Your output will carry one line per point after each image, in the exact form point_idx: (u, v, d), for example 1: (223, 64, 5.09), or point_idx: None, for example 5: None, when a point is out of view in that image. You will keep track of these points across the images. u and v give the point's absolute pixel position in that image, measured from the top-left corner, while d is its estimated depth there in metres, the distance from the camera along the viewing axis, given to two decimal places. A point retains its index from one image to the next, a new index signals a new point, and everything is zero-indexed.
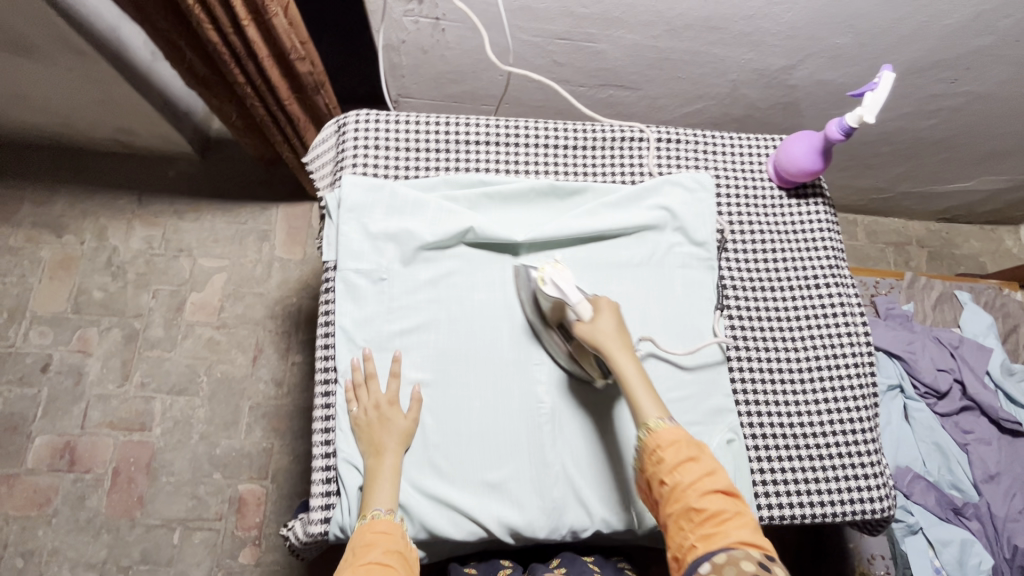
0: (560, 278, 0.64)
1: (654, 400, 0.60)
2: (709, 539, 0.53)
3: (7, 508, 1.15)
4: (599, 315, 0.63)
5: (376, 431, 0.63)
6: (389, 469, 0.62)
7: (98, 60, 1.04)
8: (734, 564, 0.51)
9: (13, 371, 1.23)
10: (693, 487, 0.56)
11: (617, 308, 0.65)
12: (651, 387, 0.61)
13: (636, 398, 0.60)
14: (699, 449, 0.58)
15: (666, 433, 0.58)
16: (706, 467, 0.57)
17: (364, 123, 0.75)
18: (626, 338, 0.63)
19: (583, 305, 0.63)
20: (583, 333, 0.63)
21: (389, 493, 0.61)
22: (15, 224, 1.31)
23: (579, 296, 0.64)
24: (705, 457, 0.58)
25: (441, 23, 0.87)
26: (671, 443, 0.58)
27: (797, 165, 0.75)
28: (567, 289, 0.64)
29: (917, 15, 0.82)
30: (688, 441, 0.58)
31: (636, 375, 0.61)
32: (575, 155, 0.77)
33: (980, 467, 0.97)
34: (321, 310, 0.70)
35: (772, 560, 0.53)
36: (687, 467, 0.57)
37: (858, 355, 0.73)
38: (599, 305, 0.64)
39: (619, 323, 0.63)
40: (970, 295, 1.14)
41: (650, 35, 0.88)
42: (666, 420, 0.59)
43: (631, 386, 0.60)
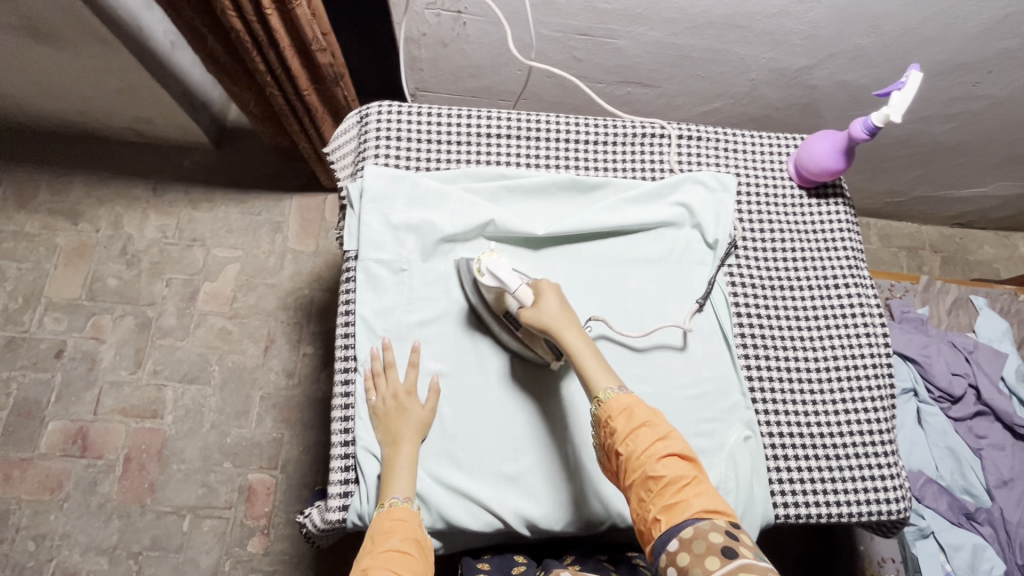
0: (496, 265, 0.64)
1: (604, 371, 0.59)
2: (672, 510, 0.52)
3: (20, 492, 1.15)
4: (541, 297, 0.63)
5: (395, 421, 0.63)
6: (406, 460, 0.62)
7: (118, 47, 1.05)
8: (702, 537, 0.49)
9: (28, 357, 1.23)
10: (648, 455, 0.54)
11: (558, 288, 0.65)
12: (603, 359, 0.61)
13: (587, 373, 0.59)
14: (651, 414, 0.56)
15: (618, 402, 0.57)
16: (661, 432, 0.55)
17: (386, 114, 0.75)
18: (573, 316, 0.63)
19: (523, 290, 0.63)
20: (528, 320, 0.62)
21: (407, 480, 0.61)
22: (32, 211, 1.32)
23: (518, 282, 0.63)
24: (658, 422, 0.56)
25: (462, 17, 0.87)
26: (623, 410, 0.56)
27: (818, 163, 0.74)
28: (505, 277, 0.63)
29: (942, 16, 0.82)
30: (639, 407, 0.56)
31: (587, 349, 0.60)
32: (596, 150, 0.78)
33: (993, 473, 0.97)
34: (341, 298, 0.70)
35: (739, 528, 0.51)
36: (641, 434, 0.55)
37: (876, 355, 0.73)
38: (541, 288, 0.63)
39: (562, 302, 0.63)
40: (986, 300, 1.14)
41: (671, 32, 0.88)
42: (618, 388, 0.58)
43: (581, 362, 0.59)
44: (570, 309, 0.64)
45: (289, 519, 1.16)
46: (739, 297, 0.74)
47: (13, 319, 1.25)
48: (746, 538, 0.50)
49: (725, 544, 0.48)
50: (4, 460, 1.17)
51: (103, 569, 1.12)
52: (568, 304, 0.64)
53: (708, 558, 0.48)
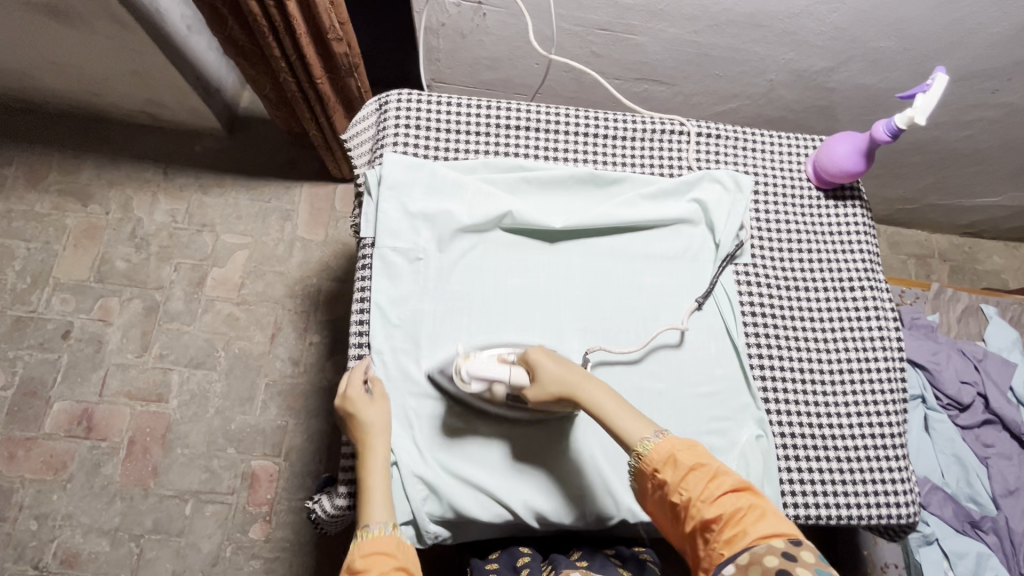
0: (477, 365, 0.61)
1: (635, 419, 0.58)
2: (731, 545, 0.49)
3: (23, 471, 1.16)
4: (538, 372, 0.60)
5: (361, 431, 0.61)
6: (377, 464, 0.60)
7: (136, 29, 1.05)
8: (758, 562, 0.47)
9: (35, 337, 1.23)
10: (701, 497, 0.52)
11: (547, 349, 0.63)
12: (626, 404, 0.59)
13: (617, 426, 0.58)
14: (697, 453, 0.55)
15: (660, 449, 0.55)
16: (710, 470, 0.53)
17: (406, 101, 0.75)
18: (576, 368, 0.61)
19: (515, 371, 0.61)
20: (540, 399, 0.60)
21: (383, 504, 0.58)
22: (42, 191, 1.32)
23: (506, 368, 0.61)
24: (706, 460, 0.54)
25: (483, 8, 0.87)
26: (668, 457, 0.55)
27: (837, 164, 0.74)
28: (490, 370, 0.61)
29: (968, 21, 0.81)
30: (681, 450, 0.55)
31: (607, 399, 0.59)
32: (615, 145, 0.77)
33: (1000, 482, 0.97)
34: (356, 286, 0.70)
35: (801, 546, 0.48)
36: (690, 477, 0.53)
37: (889, 359, 0.73)
38: (533, 361, 0.61)
39: (561, 363, 0.61)
40: (996, 309, 1.14)
41: (691, 30, 0.87)
42: (653, 433, 0.57)
43: (608, 417, 0.58)
44: (571, 361, 0.62)
45: (292, 506, 1.16)
46: (755, 297, 0.74)
47: (21, 298, 1.25)
48: (807, 555, 0.47)
49: (781, 567, 0.46)
50: (9, 439, 1.17)
51: (104, 550, 1.12)
52: (567, 358, 0.63)
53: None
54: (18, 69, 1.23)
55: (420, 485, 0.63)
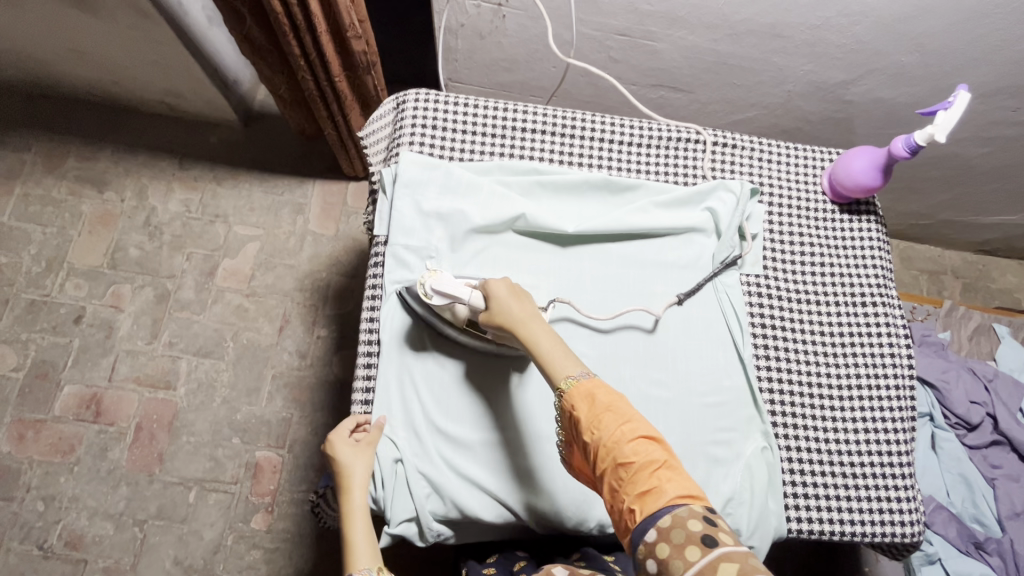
0: (441, 282, 0.63)
1: (566, 357, 0.56)
2: (645, 498, 0.47)
3: (32, 452, 1.17)
4: (491, 304, 0.60)
5: (342, 477, 0.61)
6: (360, 509, 0.60)
7: (157, 20, 1.06)
8: (680, 526, 0.45)
9: (47, 320, 1.25)
10: (614, 441, 0.50)
11: (507, 281, 0.61)
12: (561, 344, 0.57)
13: (549, 364, 0.55)
14: (613, 397, 0.52)
15: (581, 388, 0.53)
16: (624, 415, 0.51)
17: (423, 101, 0.75)
18: (527, 301, 0.60)
19: (474, 295, 0.62)
20: (488, 325, 0.60)
21: (366, 550, 0.58)
22: (59, 176, 1.33)
23: (467, 290, 0.62)
24: (621, 405, 0.52)
25: (503, 10, 0.87)
26: (587, 395, 0.53)
27: (853, 179, 0.74)
28: (450, 288, 0.62)
29: (992, 38, 0.81)
30: (600, 390, 0.52)
31: (543, 339, 0.57)
32: (630, 151, 0.77)
33: (1006, 504, 0.95)
34: (368, 283, 0.71)
35: (716, 510, 0.47)
36: (604, 419, 0.51)
37: (899, 376, 0.72)
38: (489, 291, 0.60)
39: (512, 299, 0.59)
40: (1009, 329, 1.13)
41: (711, 38, 0.87)
42: (579, 373, 0.54)
43: (541, 354, 0.56)
44: (525, 295, 0.61)
45: (293, 498, 1.17)
46: (764, 308, 0.74)
47: (35, 281, 1.27)
48: (723, 521, 0.47)
49: (705, 532, 0.44)
50: (19, 420, 1.19)
51: (108, 534, 1.13)
52: (523, 293, 0.61)
53: (689, 548, 0.44)
54: (40, 55, 1.24)
55: (423, 482, 0.64)
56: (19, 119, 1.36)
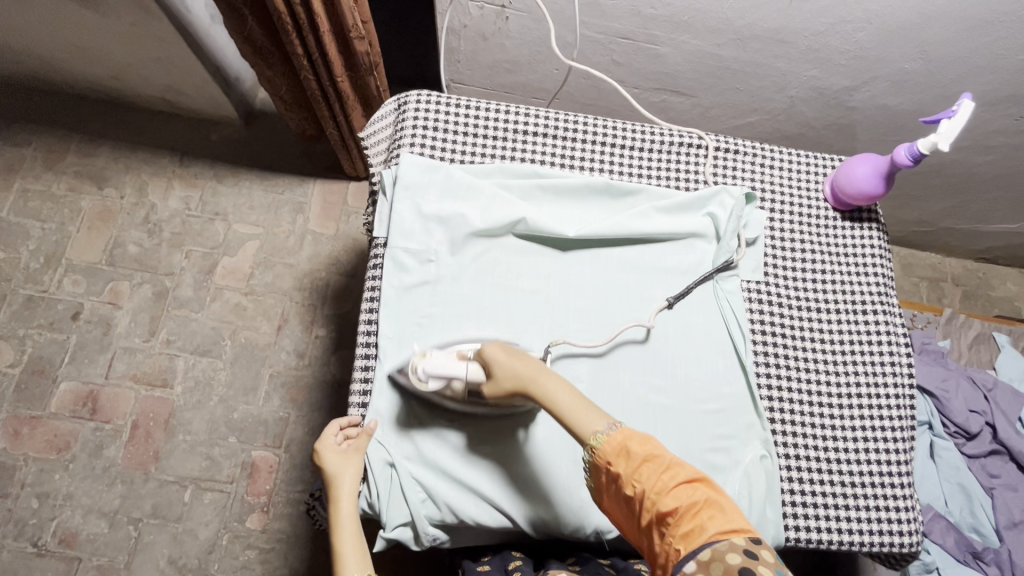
0: (434, 363, 0.60)
1: (590, 414, 0.56)
2: (688, 539, 0.48)
3: (28, 448, 1.16)
4: (493, 370, 0.59)
5: (330, 486, 0.62)
6: (348, 517, 0.61)
7: (160, 17, 1.05)
8: (720, 559, 0.45)
9: (45, 316, 1.24)
10: (655, 490, 0.50)
11: (501, 343, 0.61)
12: (577, 394, 0.58)
13: (573, 421, 0.56)
14: (649, 445, 0.53)
15: (613, 442, 0.54)
16: (663, 462, 0.52)
17: (425, 103, 0.75)
18: (528, 359, 0.60)
19: (471, 368, 0.60)
20: (494, 394, 0.60)
21: (355, 557, 0.59)
22: (59, 172, 1.33)
23: (462, 364, 0.60)
24: (659, 452, 0.53)
25: (506, 11, 0.87)
26: (621, 447, 0.53)
27: (856, 186, 0.73)
28: (446, 368, 0.59)
29: (997, 46, 0.80)
30: (633, 442, 0.53)
31: (560, 391, 0.58)
32: (632, 156, 0.77)
33: (1004, 514, 0.95)
34: (367, 285, 0.71)
35: (760, 543, 0.47)
36: (644, 469, 0.52)
37: (899, 385, 0.72)
38: (488, 359, 0.59)
39: (515, 359, 0.59)
40: (1009, 338, 1.12)
41: (715, 42, 0.87)
42: (607, 426, 0.55)
43: (565, 412, 0.57)
44: (523, 352, 0.61)
45: (290, 498, 1.17)
46: (765, 315, 0.73)
47: (33, 277, 1.26)
48: (767, 554, 0.46)
49: (743, 564, 0.45)
50: (15, 416, 1.18)
51: (102, 532, 1.13)
52: (519, 350, 0.61)
53: None
54: (41, 50, 1.24)
55: (418, 488, 0.63)
56: (19, 114, 1.35)
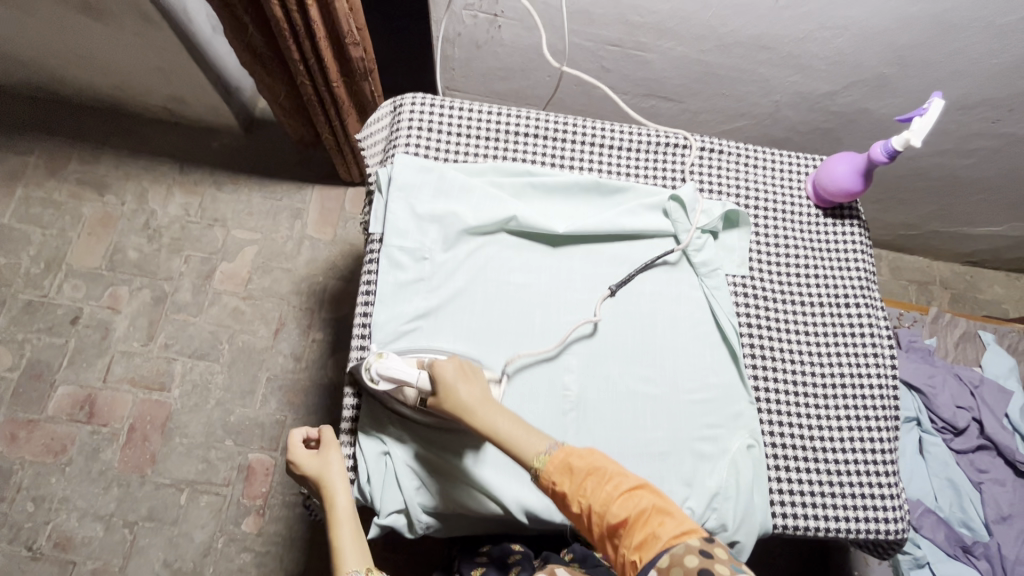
0: (387, 364, 0.61)
1: (532, 435, 0.57)
2: (643, 548, 0.49)
3: (24, 452, 1.17)
4: (440, 388, 0.60)
5: (320, 488, 0.63)
6: (345, 511, 0.61)
7: (163, 27, 1.09)
8: (679, 565, 0.47)
9: (44, 321, 1.26)
10: (604, 505, 0.52)
11: (455, 360, 0.62)
12: (518, 420, 0.59)
13: (514, 445, 0.57)
14: (591, 458, 0.54)
15: (555, 460, 0.55)
16: (606, 474, 0.53)
17: (419, 105, 0.78)
18: (474, 378, 0.61)
19: (422, 376, 0.61)
20: (437, 408, 0.60)
21: (352, 551, 0.59)
22: (61, 179, 1.35)
23: (414, 371, 0.61)
24: (600, 464, 0.54)
25: (498, 20, 0.90)
26: (565, 464, 0.54)
27: (836, 183, 0.76)
28: (399, 371, 0.60)
29: (968, 51, 0.84)
30: (575, 457, 0.54)
31: (502, 419, 0.58)
32: (620, 155, 0.79)
33: (993, 509, 0.96)
34: (363, 279, 0.72)
35: (713, 541, 0.49)
36: (588, 485, 0.53)
37: (882, 376, 0.74)
38: (438, 373, 0.60)
39: (461, 382, 0.60)
40: (994, 336, 1.15)
41: (698, 49, 0.90)
42: (549, 446, 0.56)
43: (505, 436, 0.57)
44: (474, 374, 0.62)
45: (285, 500, 1.17)
46: (751, 308, 0.75)
47: (33, 282, 1.28)
48: (721, 552, 0.48)
49: (701, 566, 0.46)
50: (12, 420, 1.19)
51: (98, 536, 1.13)
52: (471, 371, 0.62)
53: None
54: (47, 61, 1.27)
55: (412, 477, 0.64)
56: (22, 123, 1.38)
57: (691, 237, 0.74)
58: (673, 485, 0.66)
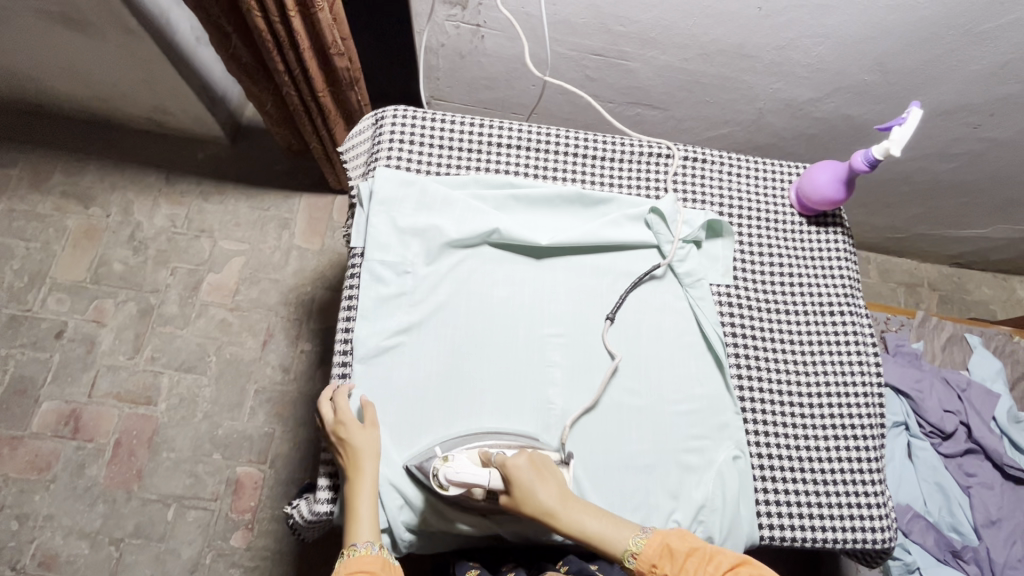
0: (455, 470, 0.59)
1: (620, 525, 0.57)
2: None
3: (8, 470, 1.15)
4: (516, 490, 0.57)
5: (350, 457, 0.61)
6: (370, 485, 0.60)
7: (147, 39, 1.08)
8: None
9: (28, 335, 1.24)
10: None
11: (526, 456, 0.59)
12: (602, 513, 0.58)
13: (603, 542, 0.56)
14: (688, 540, 0.54)
15: (652, 543, 0.55)
16: (705, 553, 0.53)
17: (401, 118, 0.77)
18: (547, 474, 0.59)
19: (492, 475, 0.58)
20: (514, 509, 0.58)
21: (369, 524, 0.59)
22: (45, 192, 1.34)
23: (484, 471, 0.59)
24: (698, 545, 0.54)
25: (481, 30, 0.90)
26: (664, 547, 0.54)
27: (819, 193, 0.76)
28: (466, 474, 0.59)
29: (947, 57, 0.84)
30: (672, 538, 0.54)
31: (588, 516, 0.57)
32: (604, 165, 0.79)
33: (981, 513, 0.96)
34: (344, 294, 0.71)
35: None
36: (689, 566, 0.52)
37: (868, 384, 0.74)
38: (512, 474, 0.57)
39: (538, 483, 0.57)
40: (981, 339, 1.15)
41: (681, 57, 0.90)
42: (639, 532, 0.56)
43: (595, 535, 0.56)
44: (546, 469, 0.59)
45: (274, 514, 1.16)
46: (736, 318, 0.75)
47: (17, 297, 1.26)
48: None
49: None
50: None
51: (83, 554, 1.11)
52: (543, 466, 0.59)
53: None
54: (30, 73, 1.26)
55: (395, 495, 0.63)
56: (5, 136, 1.36)
57: (674, 250, 0.74)
58: (659, 498, 0.66)
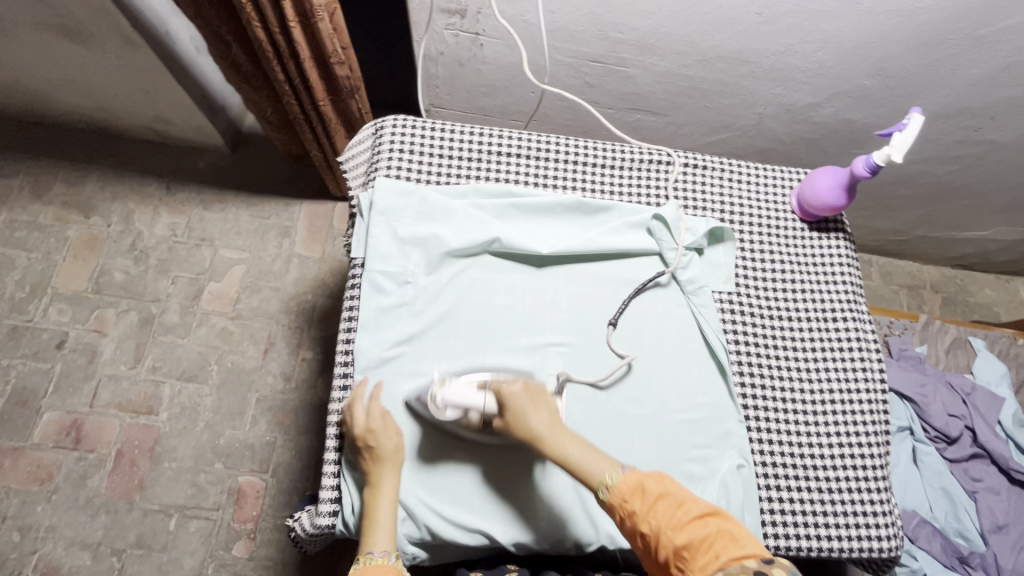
0: (451, 392, 0.62)
1: (603, 457, 0.58)
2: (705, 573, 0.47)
3: (10, 481, 1.15)
4: (509, 411, 0.60)
5: (371, 461, 0.61)
6: (388, 492, 0.60)
7: (147, 50, 1.09)
8: None
9: (30, 345, 1.24)
10: (670, 526, 0.50)
11: (522, 383, 0.62)
12: (588, 445, 0.59)
13: (584, 470, 0.57)
14: (663, 483, 0.54)
15: (628, 481, 0.54)
16: (677, 499, 0.52)
17: (400, 127, 0.77)
18: (541, 400, 0.62)
19: (487, 399, 0.62)
20: (506, 431, 0.61)
21: (386, 532, 0.58)
22: (46, 202, 1.34)
23: (479, 395, 0.62)
24: (671, 489, 0.53)
25: (480, 38, 0.90)
26: (637, 486, 0.54)
27: (820, 199, 0.76)
28: (462, 396, 0.62)
29: (946, 62, 0.84)
30: (648, 480, 0.54)
31: (573, 445, 0.58)
32: (604, 172, 0.79)
33: (988, 518, 0.96)
34: (345, 305, 0.71)
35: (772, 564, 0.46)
36: (658, 508, 0.52)
37: (872, 390, 0.73)
38: (506, 398, 0.61)
39: (530, 407, 0.60)
40: (984, 342, 1.15)
41: (681, 63, 0.90)
42: (619, 468, 0.56)
43: (575, 462, 0.57)
44: (541, 398, 0.62)
45: (276, 524, 1.15)
46: (738, 325, 0.75)
47: (18, 307, 1.26)
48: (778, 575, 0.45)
49: None
50: None
51: (85, 565, 1.11)
52: (538, 395, 0.62)
53: None
54: (31, 84, 1.27)
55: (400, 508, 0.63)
56: (7, 146, 1.37)
57: (677, 257, 0.74)
58: None
